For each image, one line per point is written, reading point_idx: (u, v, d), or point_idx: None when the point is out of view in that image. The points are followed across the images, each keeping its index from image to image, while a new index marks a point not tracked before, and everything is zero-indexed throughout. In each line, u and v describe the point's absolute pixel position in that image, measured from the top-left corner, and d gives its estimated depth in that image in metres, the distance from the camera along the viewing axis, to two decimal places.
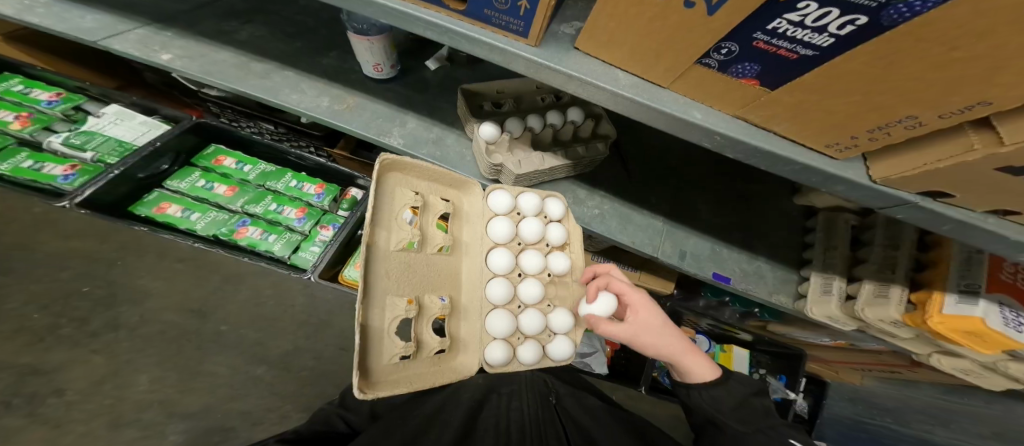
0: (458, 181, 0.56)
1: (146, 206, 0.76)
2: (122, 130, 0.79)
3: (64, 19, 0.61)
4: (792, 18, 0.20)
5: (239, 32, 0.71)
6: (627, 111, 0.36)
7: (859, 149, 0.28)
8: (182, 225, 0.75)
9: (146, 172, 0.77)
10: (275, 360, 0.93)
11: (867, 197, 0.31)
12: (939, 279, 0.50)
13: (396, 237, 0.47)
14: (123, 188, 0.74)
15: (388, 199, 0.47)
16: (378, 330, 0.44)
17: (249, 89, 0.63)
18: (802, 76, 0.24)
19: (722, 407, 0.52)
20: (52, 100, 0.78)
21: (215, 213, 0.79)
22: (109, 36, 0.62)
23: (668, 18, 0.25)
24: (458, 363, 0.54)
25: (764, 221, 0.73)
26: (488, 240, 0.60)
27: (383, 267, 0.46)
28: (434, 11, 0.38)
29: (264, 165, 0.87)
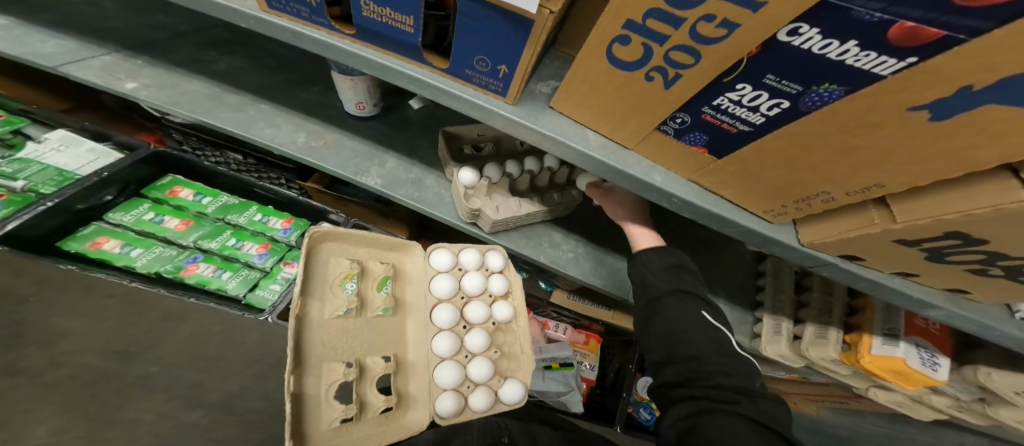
0: (397, 243, 0.58)
1: (77, 242, 0.66)
2: (66, 158, 0.71)
3: (23, 43, 0.60)
4: (731, 97, 0.24)
5: (216, 63, 0.70)
6: (594, 168, 0.39)
7: (790, 216, 0.32)
8: (119, 262, 0.67)
9: (86, 205, 0.69)
10: (216, 403, 0.77)
11: (800, 258, 0.35)
12: (867, 323, 0.55)
13: (331, 305, 0.49)
14: (54, 221, 0.64)
15: (321, 270, 0.48)
16: (314, 398, 0.45)
17: (219, 122, 0.62)
18: (741, 150, 0.27)
19: (652, 265, 0.58)
20: None
21: (162, 249, 0.73)
22: (71, 62, 0.61)
23: (631, 89, 0.29)
24: (407, 419, 0.54)
25: (723, 263, 0.79)
26: (432, 296, 0.61)
27: (318, 335, 0.47)
28: (418, 67, 0.41)
29: (226, 197, 0.83)
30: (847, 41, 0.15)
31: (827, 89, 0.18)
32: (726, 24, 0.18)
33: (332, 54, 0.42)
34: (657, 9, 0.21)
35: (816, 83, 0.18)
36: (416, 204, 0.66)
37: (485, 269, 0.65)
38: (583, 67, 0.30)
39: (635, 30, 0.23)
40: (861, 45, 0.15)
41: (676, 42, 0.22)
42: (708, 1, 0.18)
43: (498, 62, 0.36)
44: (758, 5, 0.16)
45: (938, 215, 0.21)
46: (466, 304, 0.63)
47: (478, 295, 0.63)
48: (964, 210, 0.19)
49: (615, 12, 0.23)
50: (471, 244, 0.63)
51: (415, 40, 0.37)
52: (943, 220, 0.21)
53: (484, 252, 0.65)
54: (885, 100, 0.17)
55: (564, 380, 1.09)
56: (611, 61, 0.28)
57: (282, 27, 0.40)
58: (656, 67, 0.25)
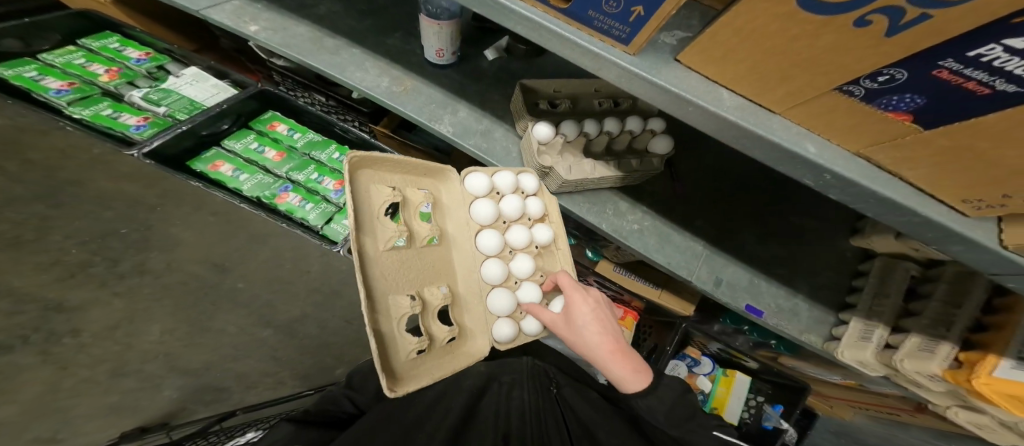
0: (432, 170, 0.53)
1: (202, 163, 0.75)
2: (196, 91, 0.79)
3: None
4: (1010, 48, 0.16)
5: (318, 7, 0.70)
6: (725, 133, 0.34)
7: (1001, 210, 0.26)
8: (230, 184, 0.74)
9: (208, 130, 0.77)
10: (282, 325, 0.92)
11: (986, 261, 0.30)
12: (999, 343, 0.48)
13: (384, 237, 0.46)
14: (186, 144, 0.73)
15: (365, 199, 0.44)
16: (388, 333, 0.45)
17: (317, 63, 0.63)
18: (982, 118, 0.20)
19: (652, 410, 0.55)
20: (142, 59, 0.80)
21: (262, 176, 0.78)
22: (210, 6, 0.63)
23: (820, 38, 0.22)
24: (469, 347, 0.55)
25: (812, 258, 0.71)
26: (474, 224, 0.59)
27: (378, 270, 0.45)
28: (531, 6, 0.36)
29: (313, 135, 0.86)
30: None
31: None
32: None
33: None
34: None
35: None
36: (483, 155, 0.64)
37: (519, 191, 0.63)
38: (742, 14, 0.23)
39: None
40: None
41: None
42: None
43: (633, 3, 0.29)
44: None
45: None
46: (508, 229, 0.61)
47: (518, 219, 0.62)
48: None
49: None
50: (505, 167, 0.60)
51: None
52: None
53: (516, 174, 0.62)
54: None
55: None
56: (802, 4, 0.20)
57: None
58: (880, 11, 0.18)
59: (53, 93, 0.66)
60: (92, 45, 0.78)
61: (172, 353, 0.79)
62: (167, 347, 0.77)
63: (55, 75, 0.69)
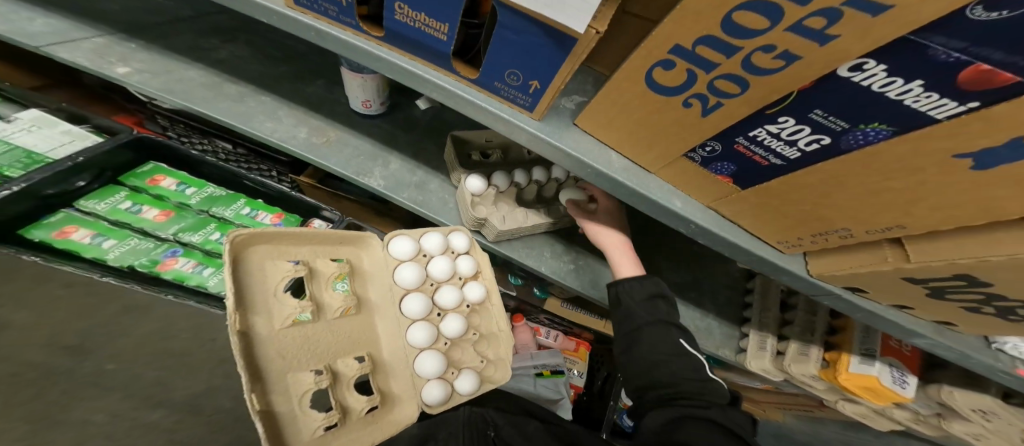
0: (347, 237, 0.53)
1: (43, 230, 0.60)
2: (35, 139, 0.65)
3: (9, 21, 0.56)
4: (771, 130, 0.24)
5: (217, 50, 0.67)
6: (617, 191, 0.39)
7: (802, 248, 0.34)
8: (88, 253, 0.61)
9: (57, 189, 0.62)
10: (179, 402, 0.66)
11: (804, 286, 0.37)
12: (845, 342, 0.59)
13: (281, 315, 0.43)
14: (20, 206, 0.58)
15: (258, 278, 0.43)
16: (286, 415, 0.41)
17: (218, 114, 0.59)
18: (769, 182, 0.29)
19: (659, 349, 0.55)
20: None
21: (137, 241, 0.67)
22: (55, 42, 0.56)
23: (665, 114, 0.29)
24: (395, 414, 0.53)
25: (717, 280, 0.81)
26: (399, 288, 0.59)
27: (274, 349, 0.43)
28: (443, 74, 0.39)
29: (213, 189, 0.77)
30: (912, 80, 0.15)
31: (874, 128, 0.19)
32: (786, 56, 0.18)
33: (353, 54, 0.40)
34: (713, 35, 0.20)
35: (865, 122, 0.19)
36: (417, 208, 0.65)
37: (450, 251, 0.64)
38: (618, 88, 0.30)
39: (682, 56, 0.23)
40: (926, 85, 0.15)
41: (726, 70, 0.22)
42: (773, 32, 0.18)
43: (530, 78, 0.35)
44: (827, 39, 0.16)
45: (979, 255, 0.22)
46: (437, 290, 0.62)
47: (447, 279, 0.63)
48: (980, 256, 0.22)
49: (664, 37, 0.23)
50: (432, 228, 0.62)
51: (447, 48, 0.35)
52: (979, 262, 0.22)
53: (446, 234, 0.64)
54: (931, 145, 0.17)
55: (556, 388, 1.08)
56: (652, 86, 0.27)
57: (306, 24, 0.39)
58: (697, 95, 0.25)
59: None
60: None
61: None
62: None
63: None
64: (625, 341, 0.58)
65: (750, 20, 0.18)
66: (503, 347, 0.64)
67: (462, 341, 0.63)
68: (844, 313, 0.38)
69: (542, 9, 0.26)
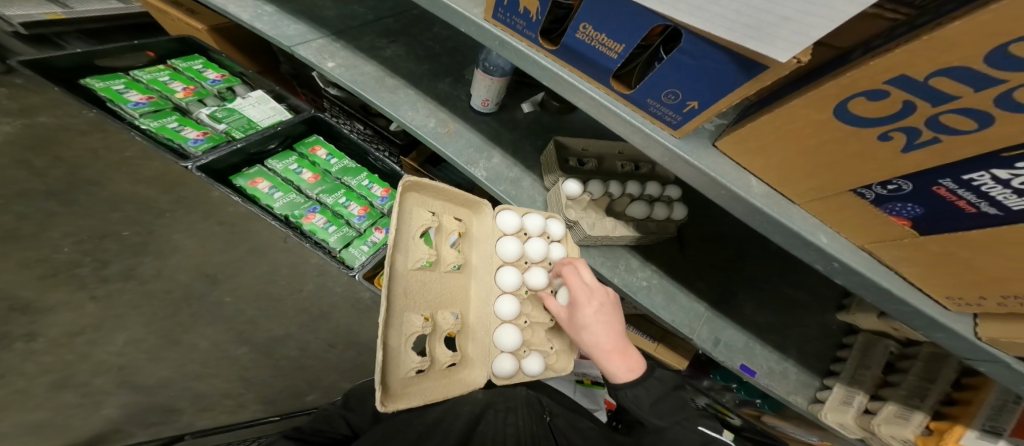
0: (470, 201, 0.57)
1: (243, 178, 0.77)
2: (256, 112, 0.87)
3: (275, 26, 0.71)
4: (998, 175, 0.23)
5: (385, 49, 0.77)
6: (750, 216, 0.39)
7: (977, 308, 0.32)
8: (263, 201, 0.76)
9: (257, 150, 0.81)
10: (259, 343, 1.01)
11: (964, 348, 0.35)
12: (968, 415, 0.52)
13: (413, 257, 0.48)
14: (235, 159, 0.78)
15: (406, 221, 0.47)
16: (394, 348, 0.45)
17: (376, 99, 0.68)
18: (970, 230, 0.27)
19: (643, 405, 0.52)
20: (217, 80, 0.91)
21: (295, 195, 0.80)
22: (300, 43, 0.71)
23: (847, 144, 0.29)
24: (465, 376, 0.55)
25: (799, 327, 0.76)
26: (497, 258, 0.61)
27: (401, 286, 0.47)
28: (600, 90, 0.45)
29: (349, 161, 0.89)
30: None
31: None
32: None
33: (524, 62, 0.49)
34: (967, 67, 0.19)
35: None
36: (510, 201, 0.69)
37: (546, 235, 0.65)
38: (788, 114, 0.31)
39: (904, 86, 0.23)
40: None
41: (963, 104, 0.21)
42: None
43: (690, 99, 0.37)
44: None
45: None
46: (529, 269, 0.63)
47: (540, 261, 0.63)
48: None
49: (887, 66, 0.23)
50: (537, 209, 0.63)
51: (614, 66, 0.41)
52: None
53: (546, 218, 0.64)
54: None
55: (593, 397, 1.11)
56: (840, 116, 0.28)
57: (494, 34, 0.49)
58: (905, 128, 0.25)
59: (131, 105, 0.77)
60: (179, 64, 0.90)
61: (126, 367, 0.93)
62: (121, 360, 0.93)
63: (138, 89, 0.81)
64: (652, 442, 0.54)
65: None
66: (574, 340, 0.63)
67: (538, 322, 0.64)
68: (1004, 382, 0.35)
69: (742, 38, 0.28)
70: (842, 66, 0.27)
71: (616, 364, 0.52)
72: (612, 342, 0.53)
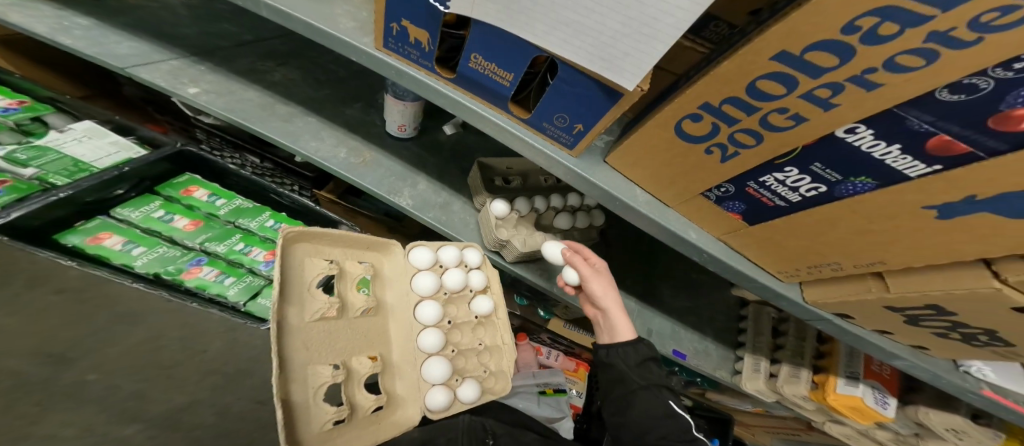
0: (375, 242, 0.56)
1: (78, 235, 0.61)
2: (85, 149, 0.67)
3: (96, 43, 0.60)
4: (778, 177, 0.29)
5: (273, 73, 0.73)
6: (640, 222, 0.43)
7: (798, 277, 0.38)
8: (117, 260, 0.61)
9: (95, 197, 0.63)
10: None
11: (800, 312, 0.42)
12: (832, 365, 0.64)
13: (311, 309, 0.46)
14: (59, 212, 0.58)
15: (297, 272, 0.45)
16: (300, 405, 0.43)
17: (267, 130, 0.63)
18: (775, 219, 0.33)
19: (630, 362, 0.57)
20: (10, 107, 0.66)
21: (166, 249, 0.68)
22: (139, 64, 0.61)
23: (688, 157, 0.35)
24: (397, 416, 0.55)
25: (711, 307, 0.86)
26: (414, 295, 0.60)
27: (300, 340, 0.44)
28: (504, 116, 0.47)
29: (242, 201, 0.80)
30: (893, 143, 0.21)
31: (862, 182, 0.25)
32: (796, 117, 0.24)
33: (426, 91, 0.49)
34: (737, 97, 0.26)
35: (854, 176, 0.25)
36: (442, 227, 0.68)
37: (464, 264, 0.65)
38: (647, 133, 0.36)
39: (709, 111, 0.28)
40: (903, 149, 0.21)
41: (745, 125, 0.27)
42: (788, 98, 0.23)
43: (576, 122, 0.42)
44: (830, 106, 0.21)
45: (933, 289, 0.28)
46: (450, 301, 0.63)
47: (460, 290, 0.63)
48: (944, 289, 0.27)
49: (696, 95, 0.28)
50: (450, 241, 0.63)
51: (508, 92, 0.44)
52: (949, 293, 0.27)
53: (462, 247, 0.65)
54: (906, 197, 0.23)
55: (558, 406, 1.11)
56: (678, 133, 0.33)
57: (389, 63, 0.48)
58: (717, 145, 0.31)
59: None
60: None
61: None
62: None
63: None
64: (623, 399, 0.58)
65: (769, 87, 0.24)
66: (506, 361, 0.64)
67: (468, 349, 0.64)
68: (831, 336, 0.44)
69: (601, 69, 0.33)
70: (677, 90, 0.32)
71: (622, 323, 0.58)
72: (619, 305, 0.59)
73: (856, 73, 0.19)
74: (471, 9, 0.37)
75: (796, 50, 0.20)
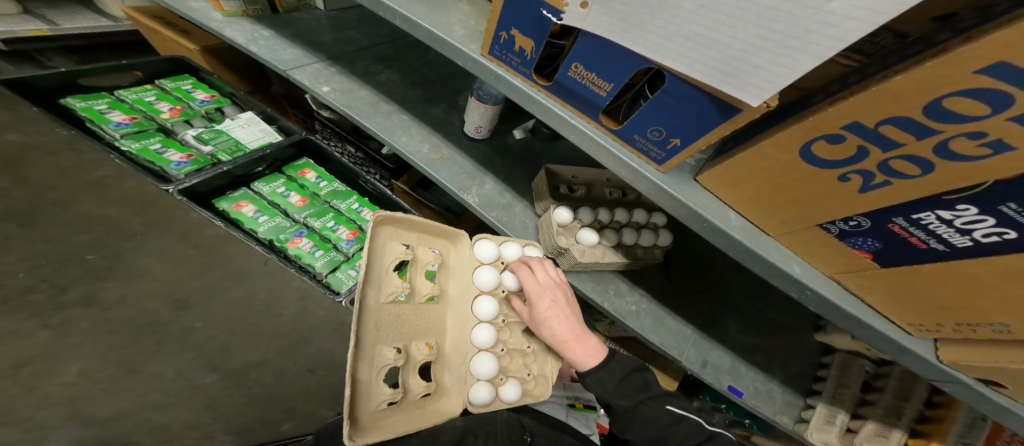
0: (447, 232, 0.58)
1: (227, 201, 0.75)
2: (245, 134, 0.83)
3: (272, 50, 0.72)
4: (941, 216, 0.26)
5: (379, 75, 0.80)
6: (731, 248, 0.41)
7: (938, 335, 0.35)
8: (246, 224, 0.73)
9: (243, 172, 0.80)
10: None
11: (926, 369, 0.38)
12: (940, 432, 0.56)
13: (387, 291, 0.48)
14: (218, 182, 0.75)
15: (379, 255, 0.47)
16: (364, 381, 0.45)
17: (370, 124, 0.69)
18: (921, 264, 0.30)
19: (608, 387, 0.56)
20: (205, 100, 0.87)
21: (281, 219, 0.78)
22: (298, 67, 0.72)
23: (814, 184, 0.32)
24: (441, 405, 0.56)
25: (777, 348, 0.78)
26: (473, 288, 0.61)
27: (373, 320, 0.47)
28: (591, 125, 0.47)
29: (339, 185, 0.88)
30: None
31: None
32: (996, 145, 0.20)
33: (518, 96, 0.50)
34: (909, 117, 0.23)
35: None
36: (501, 227, 0.70)
37: None
38: (759, 155, 0.34)
39: (858, 132, 0.26)
40: None
41: (909, 151, 0.24)
42: (989, 120, 0.19)
43: (672, 136, 0.40)
44: None
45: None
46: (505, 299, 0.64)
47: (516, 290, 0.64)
48: None
49: (846, 112, 0.25)
50: (513, 239, 0.64)
51: (603, 101, 0.44)
52: None
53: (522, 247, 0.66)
54: None
55: (586, 422, 1.08)
56: (805, 157, 0.30)
57: (489, 69, 0.50)
58: (861, 171, 0.28)
59: (113, 125, 0.72)
60: (167, 85, 0.87)
61: None
62: None
63: (122, 110, 0.76)
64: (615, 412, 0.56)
65: (964, 107, 0.20)
66: (551, 366, 0.64)
67: (515, 350, 0.64)
68: (967, 403, 0.38)
69: (718, 82, 0.31)
70: (807, 108, 0.29)
71: (575, 351, 0.57)
72: (570, 331, 0.58)
73: None
74: (582, 21, 0.38)
75: (1019, 60, 0.16)
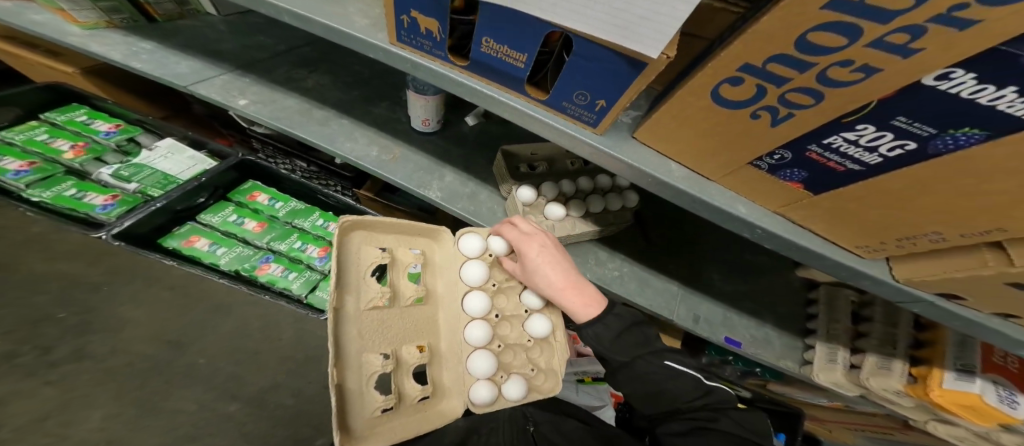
0: (427, 230, 0.57)
1: (175, 239, 0.75)
2: (171, 164, 0.82)
3: (161, 64, 0.70)
4: (848, 137, 0.25)
5: (305, 80, 0.79)
6: (676, 198, 0.40)
7: (886, 252, 0.33)
8: (205, 259, 0.74)
9: (184, 205, 0.79)
10: None
11: (891, 293, 0.37)
12: (937, 357, 0.53)
13: (366, 297, 0.48)
14: (159, 219, 0.74)
15: (353, 261, 0.48)
16: (355, 390, 0.45)
17: (308, 134, 0.69)
18: (846, 186, 0.29)
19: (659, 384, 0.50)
20: (110, 131, 0.84)
21: (240, 248, 0.78)
22: (198, 81, 0.71)
23: (730, 125, 0.30)
24: (442, 407, 0.56)
25: (764, 291, 0.77)
26: (463, 284, 0.61)
27: (355, 329, 0.47)
28: (519, 99, 0.46)
29: (296, 203, 0.88)
30: (1004, 86, 0.16)
31: (966, 133, 0.19)
32: (865, 69, 0.19)
33: (441, 80, 0.49)
34: (785, 54, 0.22)
35: (955, 127, 0.20)
36: (472, 217, 0.69)
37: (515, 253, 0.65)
38: (679, 103, 0.32)
39: (751, 73, 0.25)
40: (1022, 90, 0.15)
41: (798, 85, 0.23)
42: (849, 49, 0.19)
43: (597, 98, 0.39)
44: (911, 52, 0.17)
45: None
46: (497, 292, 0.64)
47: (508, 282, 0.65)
48: None
49: (736, 55, 0.24)
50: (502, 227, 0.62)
51: (523, 73, 0.42)
52: None
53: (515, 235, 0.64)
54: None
55: (597, 395, 1.09)
56: (715, 100, 0.29)
57: (404, 57, 0.48)
58: (766, 108, 0.27)
59: (11, 174, 0.68)
60: (57, 118, 0.83)
61: None
62: None
63: (16, 155, 0.73)
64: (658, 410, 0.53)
65: (824, 39, 0.19)
66: (557, 360, 0.63)
67: (515, 344, 0.65)
68: (939, 322, 0.37)
69: (620, 39, 0.29)
70: (706, 56, 0.28)
71: (573, 297, 0.54)
72: (565, 278, 0.55)
73: (941, 11, 0.14)
74: None
75: None
